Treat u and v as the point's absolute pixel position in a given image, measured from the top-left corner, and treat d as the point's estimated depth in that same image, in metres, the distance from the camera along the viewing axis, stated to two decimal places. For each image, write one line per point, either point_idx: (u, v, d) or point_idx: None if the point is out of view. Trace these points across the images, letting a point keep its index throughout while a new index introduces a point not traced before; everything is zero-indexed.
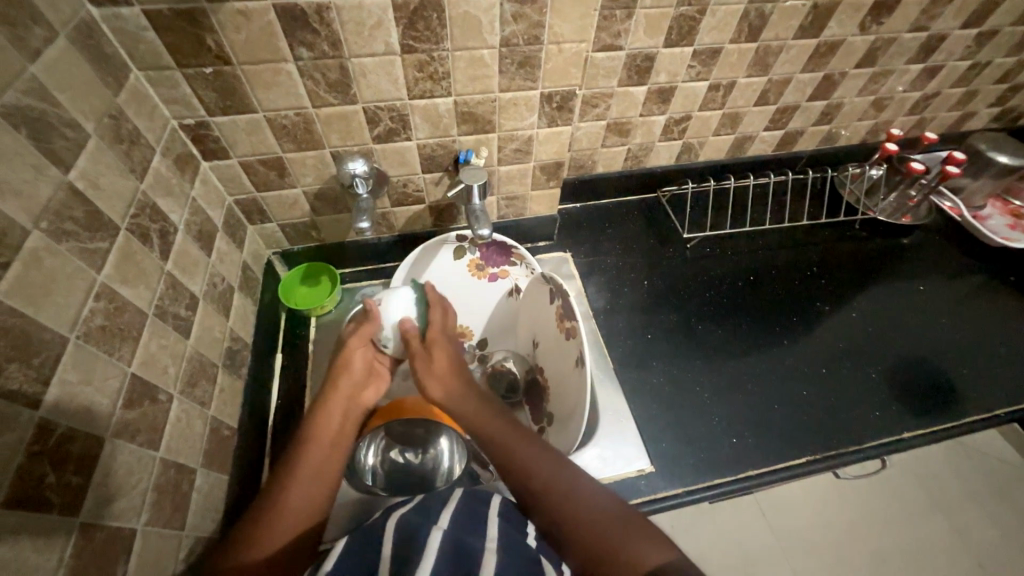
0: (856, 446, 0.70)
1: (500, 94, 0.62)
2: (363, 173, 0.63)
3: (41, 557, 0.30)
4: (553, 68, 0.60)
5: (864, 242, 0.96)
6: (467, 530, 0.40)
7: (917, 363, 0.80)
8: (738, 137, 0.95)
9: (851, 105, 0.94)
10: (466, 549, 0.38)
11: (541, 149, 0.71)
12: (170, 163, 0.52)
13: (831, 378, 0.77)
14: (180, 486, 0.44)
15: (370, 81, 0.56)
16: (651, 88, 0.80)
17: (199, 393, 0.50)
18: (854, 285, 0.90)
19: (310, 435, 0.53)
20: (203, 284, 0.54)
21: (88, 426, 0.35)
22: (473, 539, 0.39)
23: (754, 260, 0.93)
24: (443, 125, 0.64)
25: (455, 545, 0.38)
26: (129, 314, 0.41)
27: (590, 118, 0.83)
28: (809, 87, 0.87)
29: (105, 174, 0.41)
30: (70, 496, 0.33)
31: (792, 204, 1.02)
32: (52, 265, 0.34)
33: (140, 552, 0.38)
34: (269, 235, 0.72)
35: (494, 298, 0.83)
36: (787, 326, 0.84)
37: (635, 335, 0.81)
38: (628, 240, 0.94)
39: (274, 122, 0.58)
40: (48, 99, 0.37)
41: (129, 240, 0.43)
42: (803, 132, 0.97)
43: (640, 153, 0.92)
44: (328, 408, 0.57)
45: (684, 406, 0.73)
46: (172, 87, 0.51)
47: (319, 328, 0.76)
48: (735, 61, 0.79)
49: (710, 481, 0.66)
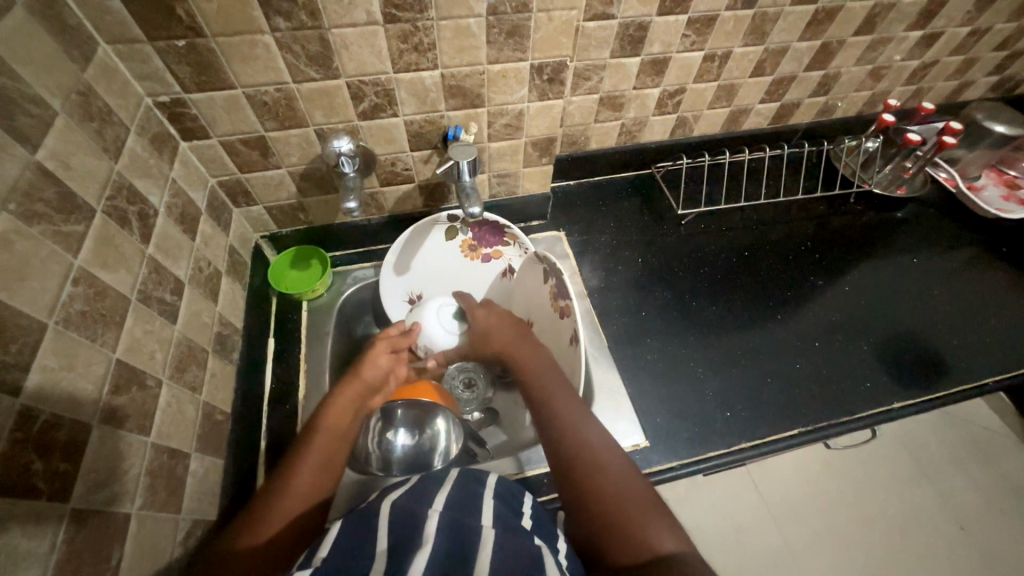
0: (848, 417, 0.71)
1: (488, 66, 0.60)
2: (349, 151, 0.60)
3: (31, 543, 0.30)
4: (543, 38, 0.58)
5: (859, 215, 0.96)
6: (464, 513, 0.41)
7: (908, 335, 0.80)
8: (733, 110, 0.93)
9: (848, 75, 0.92)
10: (464, 532, 0.38)
11: (532, 124, 0.69)
12: (146, 143, 0.50)
13: (824, 351, 0.78)
14: (175, 470, 0.44)
15: (352, 53, 0.54)
16: (645, 59, 0.78)
17: (189, 378, 0.49)
18: (849, 259, 0.90)
19: (322, 424, 0.53)
20: (188, 268, 0.53)
21: (74, 413, 0.34)
22: (469, 522, 0.40)
23: (749, 235, 0.92)
24: (431, 100, 0.62)
25: (452, 531, 0.38)
26: (111, 299, 0.40)
27: (583, 92, 0.80)
28: (807, 56, 0.85)
29: (76, 154, 0.40)
30: (58, 482, 0.32)
31: (788, 178, 1.01)
32: (24, 249, 0.33)
33: (136, 536, 0.38)
34: (256, 217, 0.71)
35: (489, 278, 0.83)
36: (782, 301, 0.84)
37: (630, 313, 0.81)
38: (622, 218, 0.93)
39: (254, 99, 0.55)
40: (7, 73, 0.35)
41: (106, 223, 0.42)
42: (799, 104, 0.96)
43: (633, 128, 0.91)
44: (342, 398, 0.57)
45: (678, 381, 0.74)
46: (143, 61, 0.49)
47: (311, 311, 0.76)
48: (731, 29, 0.77)
49: (704, 454, 0.67)
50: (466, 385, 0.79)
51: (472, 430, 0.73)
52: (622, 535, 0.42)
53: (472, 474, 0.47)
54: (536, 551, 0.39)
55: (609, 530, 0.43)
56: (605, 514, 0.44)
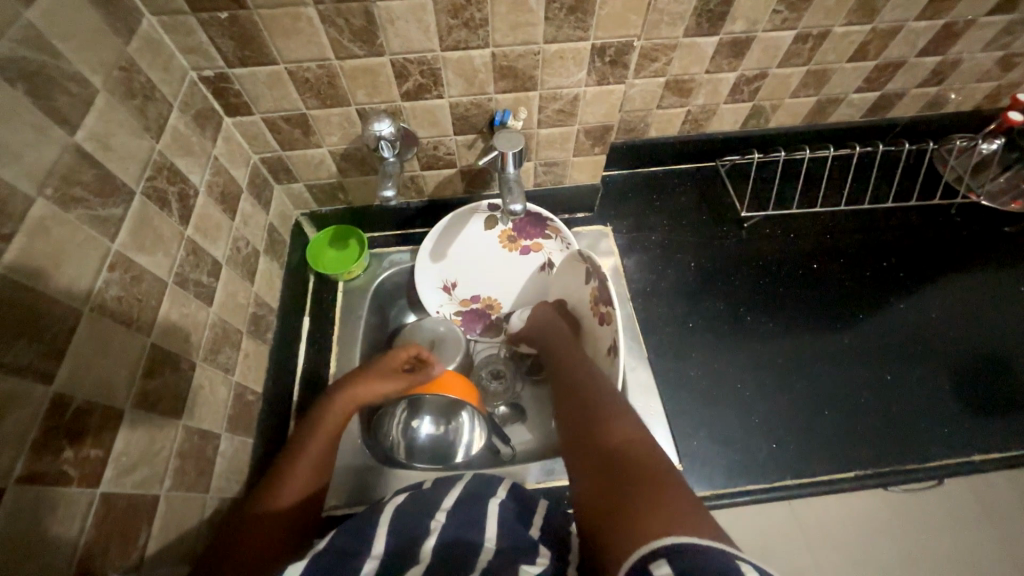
0: (916, 464, 0.64)
1: (544, 46, 0.54)
2: (390, 135, 0.57)
3: (59, 528, 0.30)
4: (608, 15, 0.51)
5: (960, 230, 0.83)
6: (465, 524, 0.40)
7: (1003, 376, 0.69)
8: (821, 100, 0.81)
9: (971, 63, 0.77)
10: (461, 546, 0.38)
11: (587, 111, 0.63)
12: (189, 119, 0.50)
13: (897, 385, 0.69)
14: (204, 451, 0.45)
15: (398, 29, 0.50)
16: (723, 39, 0.68)
17: (222, 359, 0.50)
18: (941, 281, 0.78)
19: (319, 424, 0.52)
20: (226, 249, 0.53)
21: (106, 399, 0.35)
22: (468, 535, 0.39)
23: (821, 245, 0.82)
24: (479, 81, 0.57)
25: (450, 544, 0.38)
26: (147, 283, 0.40)
27: (647, 74, 0.72)
28: (923, 38, 0.72)
29: (116, 134, 0.39)
30: (89, 467, 0.33)
31: (876, 181, 0.88)
32: (61, 236, 0.33)
33: (163, 516, 0.39)
34: (297, 195, 0.70)
35: (526, 271, 0.79)
36: (851, 323, 0.75)
37: (675, 322, 0.75)
38: (676, 215, 0.85)
39: (297, 76, 0.53)
40: (48, 50, 0.34)
41: (145, 205, 0.41)
42: (903, 96, 0.82)
43: (700, 116, 0.81)
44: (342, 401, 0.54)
45: (721, 403, 0.68)
46: (187, 34, 0.47)
47: (346, 293, 0.75)
48: (833, 5, 0.65)
49: (743, 486, 0.62)
50: (494, 376, 0.77)
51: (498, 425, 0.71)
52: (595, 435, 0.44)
53: (484, 479, 0.46)
54: (535, 559, 0.38)
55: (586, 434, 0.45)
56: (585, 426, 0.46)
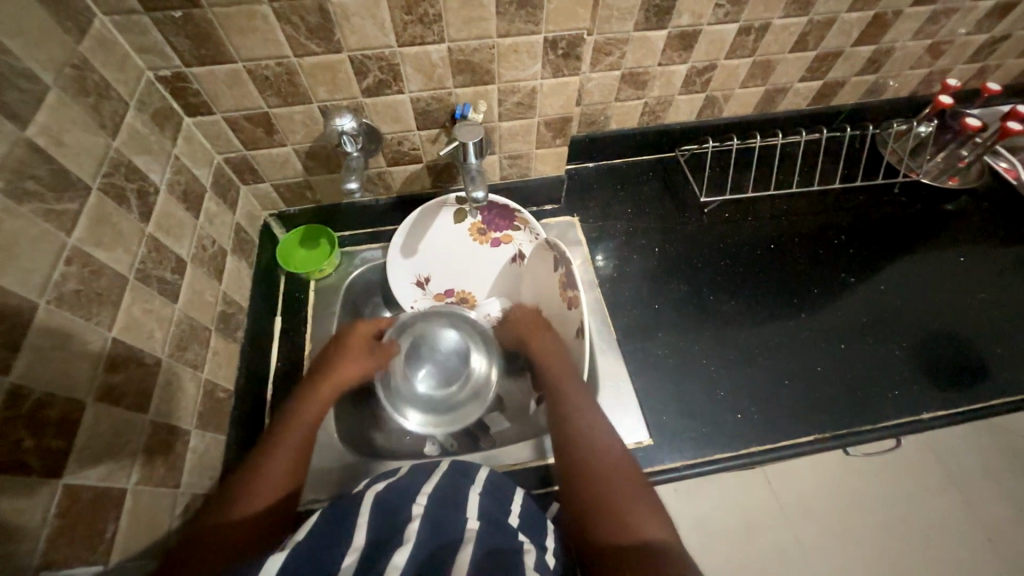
0: (870, 425, 0.67)
1: (498, 40, 0.56)
2: (352, 130, 0.58)
3: (22, 517, 0.31)
4: (557, 9, 0.54)
5: (903, 207, 0.88)
6: (447, 509, 0.40)
7: (945, 340, 0.75)
8: (768, 89, 0.86)
9: (902, 51, 0.83)
10: (445, 531, 0.38)
11: (545, 103, 0.65)
12: (147, 118, 0.50)
13: (850, 354, 0.73)
14: (174, 446, 0.45)
15: (354, 25, 0.51)
16: (672, 33, 0.72)
17: (190, 356, 0.50)
18: (887, 256, 0.83)
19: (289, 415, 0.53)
20: (191, 247, 0.53)
21: (66, 391, 0.35)
22: (450, 519, 0.39)
23: (777, 227, 0.86)
24: (438, 76, 0.59)
25: (434, 524, 0.38)
26: (107, 278, 0.40)
27: (603, 68, 0.75)
28: (856, 29, 0.77)
29: (70, 131, 0.39)
30: (51, 458, 0.33)
31: (825, 165, 0.93)
32: (14, 228, 0.33)
33: (132, 509, 0.39)
34: (264, 196, 0.70)
35: (498, 263, 0.81)
36: (807, 298, 0.79)
37: (642, 305, 0.78)
38: (640, 204, 0.89)
39: (256, 74, 0.54)
40: None
41: (102, 201, 0.41)
42: (844, 83, 0.87)
43: (657, 107, 0.85)
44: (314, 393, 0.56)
45: (689, 379, 0.71)
46: (142, 33, 0.48)
47: (318, 291, 0.76)
48: None
49: (711, 456, 0.65)
50: (471, 369, 0.76)
51: (476, 415, 0.73)
52: (620, 526, 0.41)
53: (461, 467, 0.46)
54: (520, 544, 0.40)
55: (605, 521, 0.41)
56: (605, 510, 0.42)
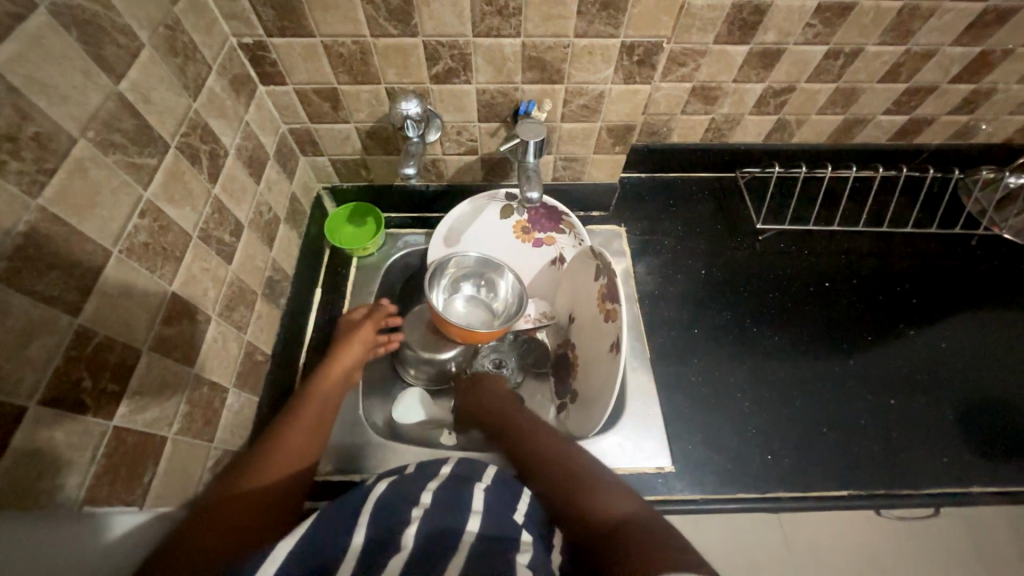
0: (912, 490, 0.63)
1: (574, 40, 0.55)
2: (416, 115, 0.58)
3: (73, 452, 0.32)
4: (640, 14, 0.52)
5: (979, 262, 0.81)
6: (447, 510, 0.39)
7: (1007, 411, 0.69)
8: (848, 119, 0.80)
9: (1005, 93, 0.76)
10: (441, 537, 0.36)
11: (611, 108, 0.63)
12: (226, 83, 0.51)
13: (898, 411, 0.69)
14: (212, 402, 0.47)
15: (433, 11, 0.51)
16: (753, 49, 0.68)
17: (236, 317, 0.51)
18: (955, 313, 0.77)
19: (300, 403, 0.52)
20: (249, 212, 0.55)
21: (126, 337, 0.37)
22: (450, 522, 0.38)
23: (835, 265, 0.82)
24: (507, 70, 0.58)
25: (432, 528, 0.37)
26: (173, 234, 0.42)
27: (674, 79, 0.73)
28: (957, 65, 0.71)
29: (157, 89, 0.41)
30: (105, 400, 0.35)
31: (896, 205, 0.87)
32: (98, 177, 0.34)
33: (169, 458, 0.41)
34: (320, 169, 0.72)
35: (537, 265, 0.80)
36: (859, 345, 0.74)
37: (680, 326, 0.75)
38: (690, 222, 0.86)
39: (331, 50, 0.55)
40: (102, 2, 0.35)
41: (177, 159, 0.43)
42: (932, 121, 0.81)
43: (724, 125, 0.81)
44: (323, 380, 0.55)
45: (720, 412, 0.68)
46: (232, 0, 0.49)
47: (358, 269, 0.77)
48: (868, 24, 0.65)
49: (732, 494, 0.62)
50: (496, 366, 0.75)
51: None
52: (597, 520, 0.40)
53: (468, 463, 0.46)
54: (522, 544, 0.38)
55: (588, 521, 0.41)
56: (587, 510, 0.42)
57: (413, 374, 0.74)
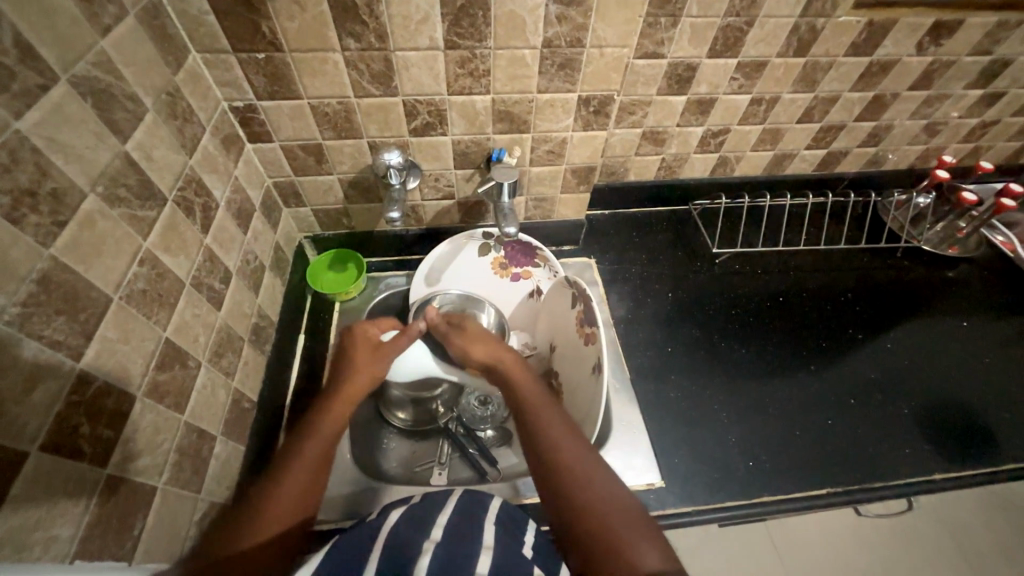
0: (882, 482, 0.67)
1: (538, 95, 0.62)
2: (398, 164, 0.63)
3: (68, 500, 0.31)
4: (593, 72, 0.60)
5: (906, 271, 0.92)
6: (460, 543, 0.38)
7: (952, 401, 0.76)
8: (777, 154, 0.92)
9: (901, 128, 0.90)
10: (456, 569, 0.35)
11: (574, 152, 0.71)
12: (217, 142, 0.55)
13: (860, 410, 0.74)
14: (201, 450, 0.46)
15: (411, 74, 0.58)
16: (691, 98, 0.79)
17: (224, 363, 0.52)
18: (892, 317, 0.86)
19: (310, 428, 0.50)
20: (237, 260, 0.56)
21: (122, 384, 0.37)
22: (463, 555, 0.37)
23: (784, 281, 0.90)
24: (479, 122, 0.64)
25: (448, 560, 0.36)
26: (169, 281, 0.43)
27: (626, 125, 0.82)
28: (857, 106, 0.84)
29: (158, 148, 0.43)
30: (100, 447, 0.34)
31: (829, 227, 0.99)
32: (104, 229, 0.36)
33: (158, 510, 0.39)
34: (303, 219, 0.74)
35: (516, 297, 0.83)
36: (816, 353, 0.80)
37: (655, 347, 0.80)
38: (654, 251, 0.93)
39: (317, 110, 0.60)
40: (114, 73, 0.39)
41: (174, 211, 0.45)
42: (846, 154, 0.94)
43: (674, 164, 0.91)
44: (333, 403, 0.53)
45: (699, 425, 0.71)
46: (226, 69, 0.54)
47: (341, 312, 0.79)
48: (781, 75, 0.77)
49: (721, 502, 0.64)
50: (483, 403, 0.76)
51: (484, 448, 0.71)
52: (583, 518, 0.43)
53: (473, 497, 0.46)
54: None
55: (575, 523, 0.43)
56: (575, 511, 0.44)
57: (401, 418, 0.76)
